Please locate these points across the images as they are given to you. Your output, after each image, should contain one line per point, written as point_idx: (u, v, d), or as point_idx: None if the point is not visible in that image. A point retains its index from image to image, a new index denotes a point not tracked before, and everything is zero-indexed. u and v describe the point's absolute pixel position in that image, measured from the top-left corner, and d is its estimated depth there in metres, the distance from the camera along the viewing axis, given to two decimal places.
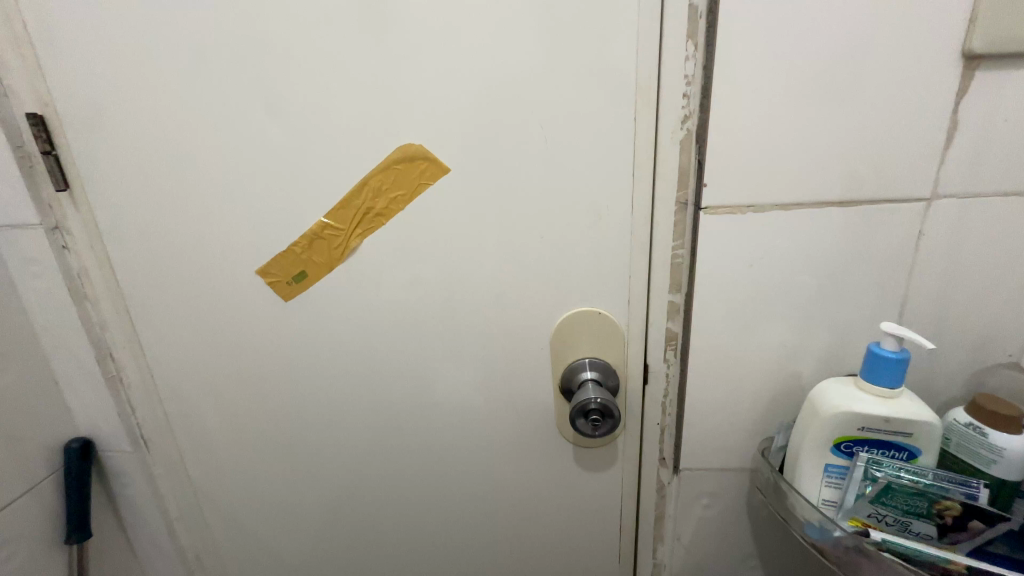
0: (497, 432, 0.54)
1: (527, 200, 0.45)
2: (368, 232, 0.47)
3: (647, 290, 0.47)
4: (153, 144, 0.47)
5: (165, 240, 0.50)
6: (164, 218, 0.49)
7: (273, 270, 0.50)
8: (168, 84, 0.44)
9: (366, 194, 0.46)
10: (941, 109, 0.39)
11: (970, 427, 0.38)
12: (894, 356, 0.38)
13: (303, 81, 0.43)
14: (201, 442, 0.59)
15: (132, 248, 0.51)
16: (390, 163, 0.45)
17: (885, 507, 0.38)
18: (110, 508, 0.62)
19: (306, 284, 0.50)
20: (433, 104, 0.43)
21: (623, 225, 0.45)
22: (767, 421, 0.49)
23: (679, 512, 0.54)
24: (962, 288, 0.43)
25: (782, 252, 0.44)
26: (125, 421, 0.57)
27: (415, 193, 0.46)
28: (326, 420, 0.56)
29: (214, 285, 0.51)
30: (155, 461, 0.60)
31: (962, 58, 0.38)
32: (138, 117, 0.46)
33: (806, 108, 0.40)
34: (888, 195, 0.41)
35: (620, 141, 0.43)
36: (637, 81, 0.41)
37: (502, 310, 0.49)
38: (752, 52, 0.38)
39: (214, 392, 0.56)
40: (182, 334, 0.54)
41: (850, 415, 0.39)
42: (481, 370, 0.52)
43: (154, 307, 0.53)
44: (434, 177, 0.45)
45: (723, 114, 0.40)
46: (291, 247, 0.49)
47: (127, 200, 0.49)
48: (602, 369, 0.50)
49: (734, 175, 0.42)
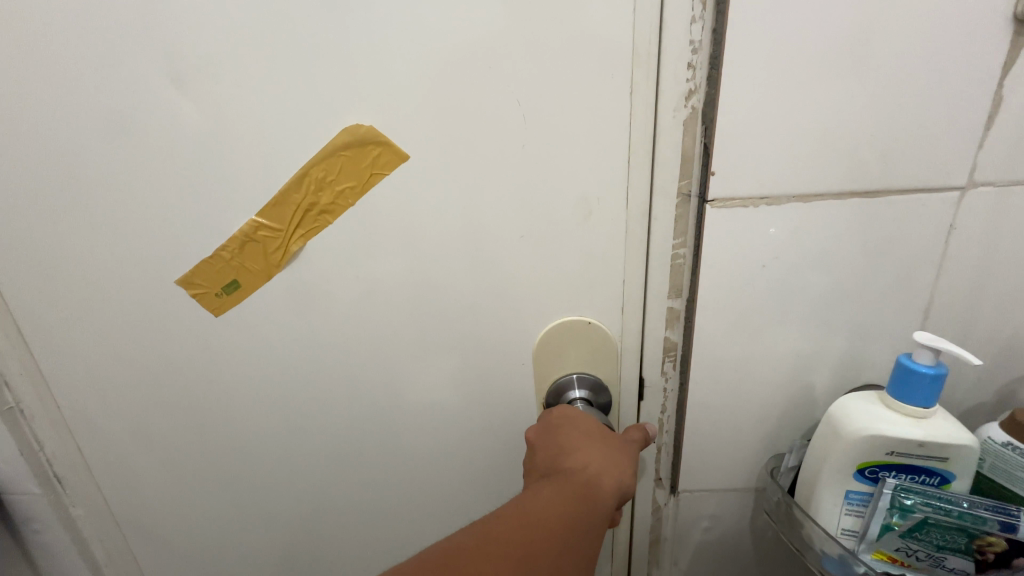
0: (475, 454, 0.48)
1: (504, 193, 0.38)
2: (311, 233, 0.40)
3: (643, 295, 0.41)
4: (34, 127, 0.37)
5: (62, 246, 0.41)
6: (58, 218, 0.40)
7: (198, 280, 0.42)
8: (43, 48, 0.35)
9: (308, 187, 0.38)
10: (984, 84, 0.34)
11: (1008, 447, 0.34)
12: (929, 372, 0.33)
13: (222, 46, 0.34)
14: (126, 478, 0.50)
15: (18, 255, 0.41)
16: (335, 148, 0.37)
17: (918, 542, 0.34)
18: (25, 555, 0.53)
19: (241, 295, 0.42)
20: (387, 75, 0.35)
21: (616, 222, 0.39)
22: (774, 438, 0.44)
23: (676, 534, 0.49)
24: (991, 287, 0.38)
25: (798, 251, 0.38)
26: (31, 458, 0.48)
27: (368, 185, 0.38)
28: (276, 449, 0.48)
29: (127, 299, 0.43)
30: (72, 502, 0.51)
31: (1012, 22, 0.32)
32: (7, 91, 0.36)
33: (832, 80, 0.34)
34: (918, 184, 0.36)
35: (614, 121, 0.36)
36: (634, 49, 0.34)
37: (477, 321, 0.43)
38: (770, 14, 0.32)
39: (138, 421, 0.47)
40: (92, 356, 0.45)
41: (877, 439, 0.34)
42: (455, 388, 0.45)
43: (55, 326, 0.44)
44: (391, 165, 0.37)
45: (735, 89, 0.34)
46: (219, 252, 0.40)
47: (7, 196, 0.39)
48: (593, 386, 0.44)
49: (746, 162, 0.36)
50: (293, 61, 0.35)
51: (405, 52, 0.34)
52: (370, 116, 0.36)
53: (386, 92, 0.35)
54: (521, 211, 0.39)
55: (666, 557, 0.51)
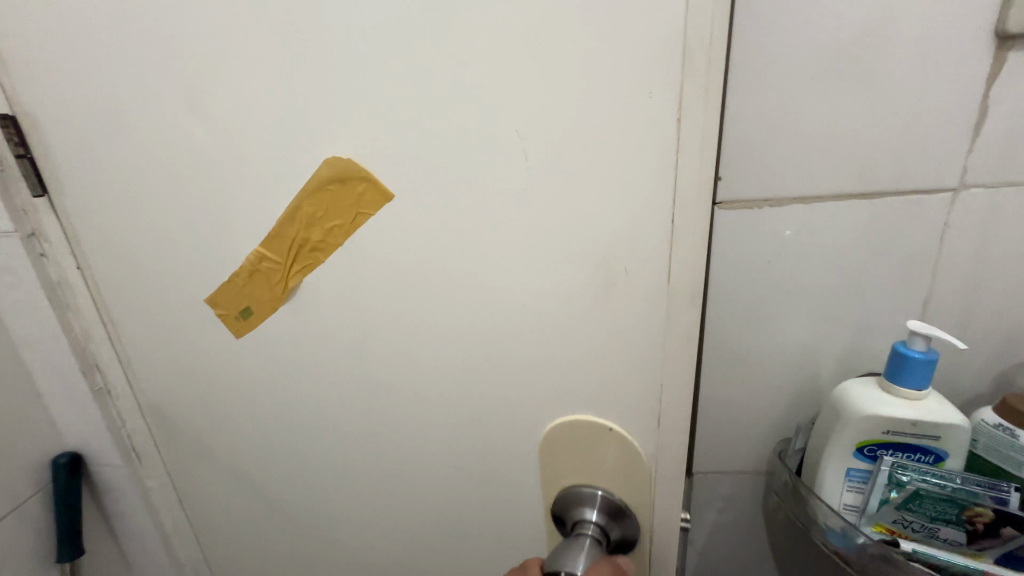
0: (479, 499, 0.46)
1: (506, 228, 0.34)
2: (306, 269, 0.40)
3: (680, 360, 0.35)
4: (108, 143, 0.39)
5: (127, 251, 0.44)
6: (122, 225, 0.43)
7: (221, 302, 0.44)
8: (115, 70, 0.37)
9: (300, 222, 0.38)
10: (971, 94, 0.37)
11: (999, 428, 0.37)
12: (921, 357, 0.37)
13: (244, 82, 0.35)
14: (184, 461, 0.54)
15: (101, 258, 0.45)
16: (321, 183, 0.36)
17: (913, 513, 0.36)
18: (104, 519, 0.60)
19: (254, 321, 0.43)
20: (387, 108, 0.33)
21: (635, 268, 0.34)
22: (784, 423, 0.48)
23: (692, 514, 0.53)
24: (988, 282, 0.41)
25: (803, 249, 0.42)
26: (115, 433, 0.54)
27: (354, 224, 0.37)
28: (300, 465, 0.49)
29: (183, 306, 0.45)
30: (147, 474, 0.57)
31: (995, 39, 0.35)
32: (88, 110, 0.39)
33: (826, 94, 0.37)
34: (913, 186, 0.39)
35: (625, 156, 0.31)
36: (677, 69, 0.28)
37: (479, 364, 0.40)
38: (765, 39, 0.37)
39: (188, 414, 0.50)
40: (156, 354, 0.48)
41: (873, 418, 0.38)
42: (460, 431, 0.43)
43: (127, 322, 0.48)
44: (376, 205, 0.36)
45: (736, 103, 0.38)
46: (233, 278, 0.42)
47: (84, 204, 0.43)
48: (616, 461, 0.40)
49: (749, 168, 0.40)
50: (305, 76, 0.33)
51: (415, 64, 0.31)
52: (377, 133, 0.34)
53: (391, 116, 0.33)
54: (525, 251, 0.35)
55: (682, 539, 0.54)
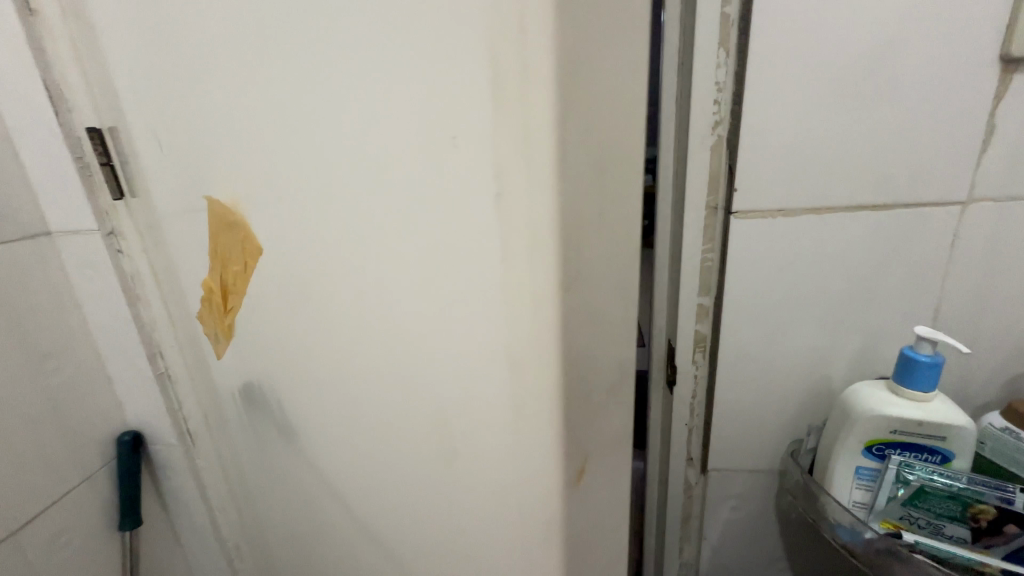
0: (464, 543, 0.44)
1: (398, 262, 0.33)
2: (234, 306, 0.46)
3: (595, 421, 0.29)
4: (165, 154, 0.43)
5: (184, 251, 0.48)
6: (178, 225, 0.47)
7: (205, 323, 0.51)
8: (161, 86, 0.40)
9: (220, 263, 0.45)
10: (977, 114, 0.39)
11: (1006, 431, 0.39)
12: (929, 361, 0.39)
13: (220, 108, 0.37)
14: (230, 446, 0.59)
15: (166, 256, 0.50)
16: (219, 231, 0.43)
17: (918, 510, 0.38)
18: (159, 494, 0.65)
19: (224, 343, 0.50)
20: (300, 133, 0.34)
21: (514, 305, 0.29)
22: (797, 425, 0.49)
23: (707, 512, 0.55)
24: (997, 292, 0.43)
25: (817, 256, 0.44)
26: (173, 415, 0.59)
27: (247, 268, 0.43)
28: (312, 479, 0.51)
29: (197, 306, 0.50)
30: (198, 454, 0.62)
31: (999, 62, 0.37)
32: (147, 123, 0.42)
33: (838, 112, 0.40)
34: (922, 199, 0.41)
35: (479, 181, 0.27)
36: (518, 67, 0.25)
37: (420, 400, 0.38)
38: (781, 60, 0.39)
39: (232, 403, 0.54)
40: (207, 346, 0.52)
41: (882, 418, 0.40)
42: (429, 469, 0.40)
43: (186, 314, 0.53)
44: (254, 254, 0.41)
45: (754, 120, 0.40)
46: (201, 304, 0.50)
47: (154, 208, 0.48)
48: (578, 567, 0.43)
49: (765, 181, 0.42)
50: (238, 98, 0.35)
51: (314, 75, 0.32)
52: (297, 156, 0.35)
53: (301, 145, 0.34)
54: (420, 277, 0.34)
55: (696, 534, 0.57)
